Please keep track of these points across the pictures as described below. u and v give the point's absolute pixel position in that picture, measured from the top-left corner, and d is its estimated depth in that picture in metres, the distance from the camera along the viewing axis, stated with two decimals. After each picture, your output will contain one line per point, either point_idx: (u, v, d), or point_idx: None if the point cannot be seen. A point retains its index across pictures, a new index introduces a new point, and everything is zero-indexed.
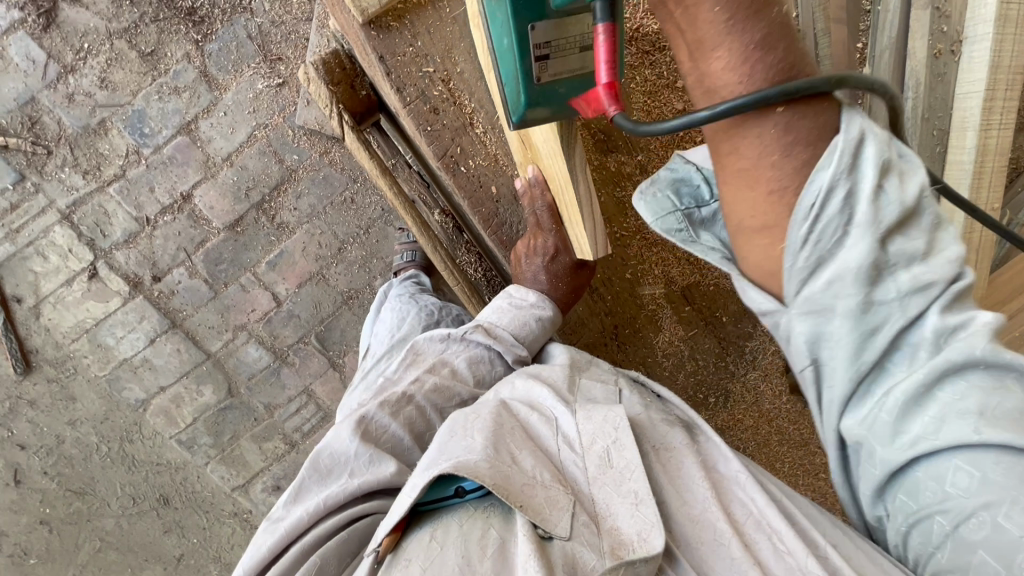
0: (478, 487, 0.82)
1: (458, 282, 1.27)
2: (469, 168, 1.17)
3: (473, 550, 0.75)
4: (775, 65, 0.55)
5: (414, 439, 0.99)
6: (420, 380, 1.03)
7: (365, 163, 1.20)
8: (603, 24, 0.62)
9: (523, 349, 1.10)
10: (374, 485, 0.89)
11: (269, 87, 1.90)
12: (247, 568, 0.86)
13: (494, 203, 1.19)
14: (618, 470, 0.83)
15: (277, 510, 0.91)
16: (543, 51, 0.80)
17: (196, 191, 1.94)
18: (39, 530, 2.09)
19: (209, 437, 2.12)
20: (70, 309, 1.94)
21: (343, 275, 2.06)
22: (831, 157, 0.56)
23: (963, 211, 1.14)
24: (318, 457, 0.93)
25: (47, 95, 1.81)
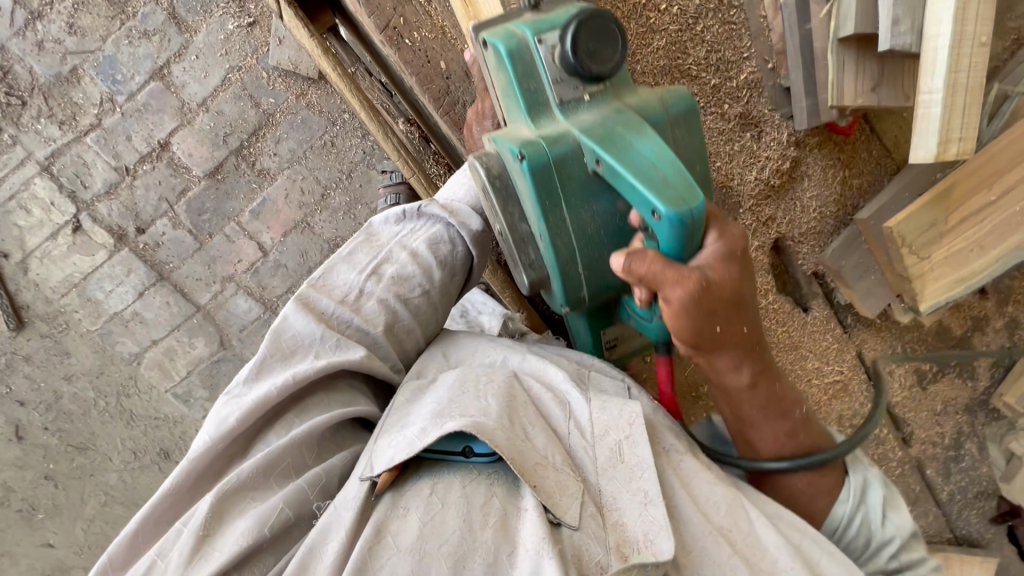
0: (488, 452, 0.79)
1: (414, 174, 1.21)
2: (415, 42, 1.09)
3: (475, 517, 0.74)
4: (781, 424, 0.84)
5: (387, 327, 0.95)
6: (378, 272, 0.98)
7: (306, 44, 1.09)
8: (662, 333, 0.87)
9: (478, 221, 1.03)
10: (346, 367, 0.88)
11: (239, 27, 1.86)
12: (206, 446, 0.83)
13: (443, 80, 1.09)
14: (629, 464, 0.79)
15: (234, 386, 0.87)
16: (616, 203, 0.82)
17: (174, 139, 1.91)
18: (45, 485, 2.13)
19: (205, 390, 2.12)
20: (58, 263, 1.95)
21: (327, 222, 2.03)
22: (847, 496, 0.85)
23: (944, 49, 0.94)
24: (277, 333, 0.89)
25: (17, 43, 1.79)
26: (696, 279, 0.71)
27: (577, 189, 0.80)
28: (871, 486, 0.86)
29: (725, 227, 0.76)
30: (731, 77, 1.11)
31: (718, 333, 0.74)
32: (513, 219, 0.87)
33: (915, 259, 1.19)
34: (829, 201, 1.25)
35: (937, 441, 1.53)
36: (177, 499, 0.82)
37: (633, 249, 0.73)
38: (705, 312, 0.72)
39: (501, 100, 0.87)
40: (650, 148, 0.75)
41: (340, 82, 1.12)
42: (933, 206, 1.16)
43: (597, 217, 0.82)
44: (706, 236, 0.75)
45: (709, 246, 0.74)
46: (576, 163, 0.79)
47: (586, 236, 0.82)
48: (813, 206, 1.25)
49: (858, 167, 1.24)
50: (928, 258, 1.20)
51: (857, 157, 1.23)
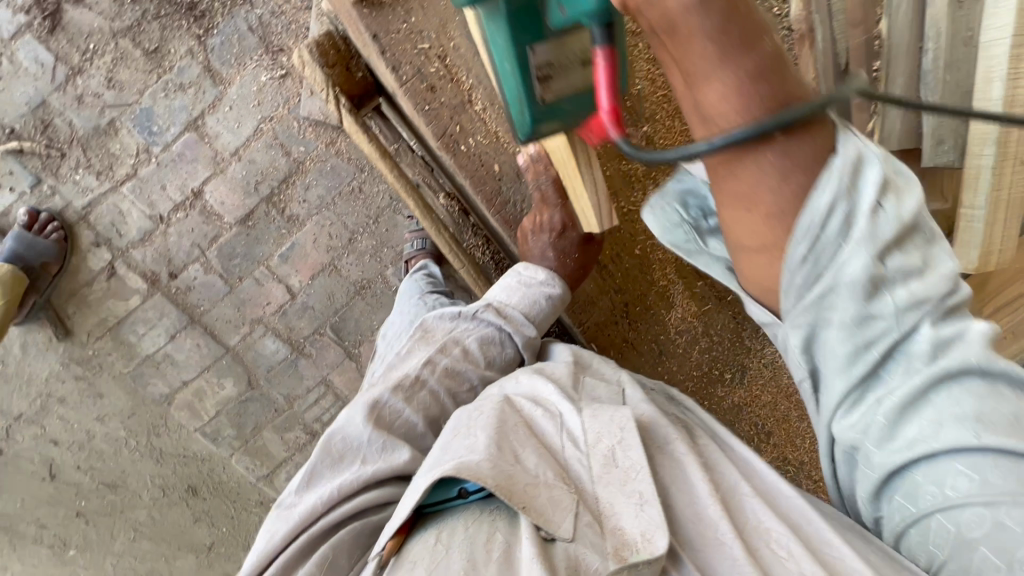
0: (482, 487, 0.82)
1: (464, 265, 1.27)
2: (470, 147, 1.16)
3: (477, 552, 0.75)
4: (758, 61, 0.57)
5: (429, 422, 0.98)
6: (432, 362, 1.01)
7: (364, 146, 1.18)
8: (601, 46, 0.67)
9: (533, 329, 1.09)
10: (390, 473, 0.89)
11: (272, 79, 1.90)
12: (261, 554, 0.87)
13: (496, 181, 1.18)
14: (624, 469, 0.81)
15: (287, 496, 0.91)
16: (544, 73, 0.81)
17: (207, 187, 1.95)
18: (76, 521, 2.17)
19: (232, 429, 2.15)
20: (93, 308, 1.99)
21: (354, 265, 2.06)
22: (829, 181, 0.57)
23: (988, 168, 1.03)
24: (333, 440, 0.92)
25: (57, 97, 1.83)
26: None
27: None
28: (866, 161, 0.58)
29: None
30: None
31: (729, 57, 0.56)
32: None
33: None
34: None
35: None
36: None
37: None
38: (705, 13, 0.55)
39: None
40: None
41: (397, 183, 1.19)
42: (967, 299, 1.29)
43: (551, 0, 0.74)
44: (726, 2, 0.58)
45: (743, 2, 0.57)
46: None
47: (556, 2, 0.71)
48: None
49: None
50: None
51: None
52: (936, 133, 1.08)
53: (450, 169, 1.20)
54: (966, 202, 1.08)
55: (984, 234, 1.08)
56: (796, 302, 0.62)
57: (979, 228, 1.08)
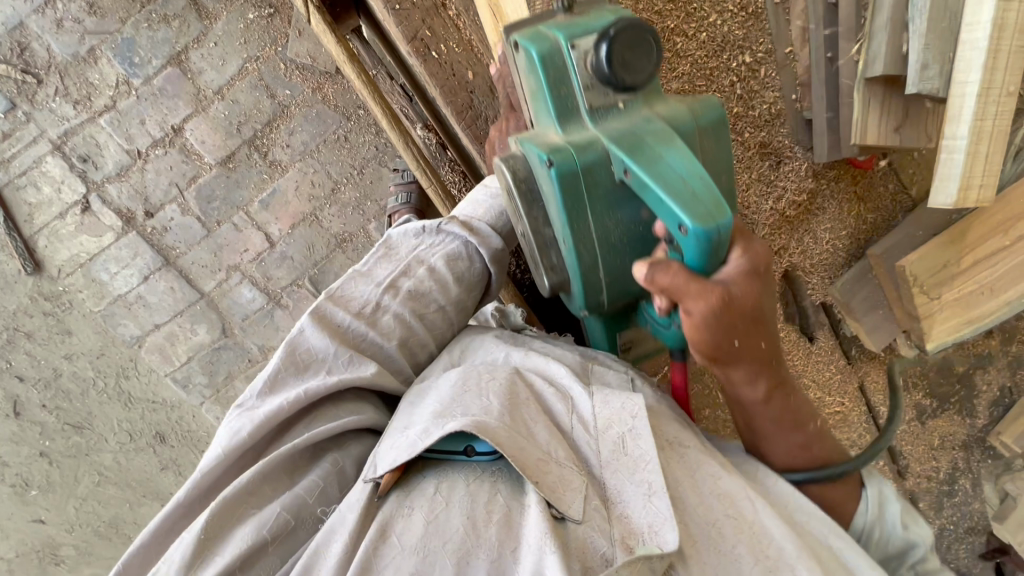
0: (489, 450, 0.81)
1: (431, 184, 1.23)
2: (441, 55, 1.11)
3: (479, 514, 0.75)
4: (794, 434, 0.86)
5: (400, 342, 0.96)
6: (395, 285, 0.97)
7: (332, 49, 1.12)
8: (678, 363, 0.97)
9: (501, 242, 1.04)
10: (355, 385, 0.88)
11: (260, 17, 1.86)
12: (216, 460, 0.83)
13: (467, 93, 1.12)
14: (632, 458, 0.80)
15: (247, 398, 0.87)
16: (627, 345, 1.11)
17: (187, 125, 1.91)
18: (39, 462, 2.13)
19: (204, 376, 2.12)
20: (65, 242, 1.95)
21: (336, 216, 2.03)
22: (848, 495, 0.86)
23: (972, 96, 1.01)
24: (295, 348, 0.90)
25: (35, 20, 1.78)
26: (719, 294, 0.72)
27: (604, 195, 0.81)
28: (886, 501, 0.87)
29: (750, 244, 0.76)
30: (752, 106, 1.20)
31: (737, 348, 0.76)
32: (537, 221, 0.88)
33: (924, 299, 1.29)
34: (841, 234, 1.33)
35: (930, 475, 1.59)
36: (193, 507, 0.83)
37: (655, 260, 0.74)
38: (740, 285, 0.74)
39: (530, 104, 0.88)
40: (679, 161, 0.74)
41: (363, 89, 1.15)
42: (946, 246, 1.26)
43: (622, 226, 0.83)
44: (729, 254, 0.75)
45: (732, 261, 0.75)
46: (603, 171, 0.80)
47: (609, 244, 0.83)
48: (826, 238, 1.32)
49: (873, 201, 1.31)
50: (936, 300, 1.29)
51: (873, 194, 1.30)
52: (922, 60, 1.02)
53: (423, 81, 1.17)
54: (948, 133, 1.05)
55: (962, 168, 1.05)
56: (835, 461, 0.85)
57: (959, 161, 1.05)
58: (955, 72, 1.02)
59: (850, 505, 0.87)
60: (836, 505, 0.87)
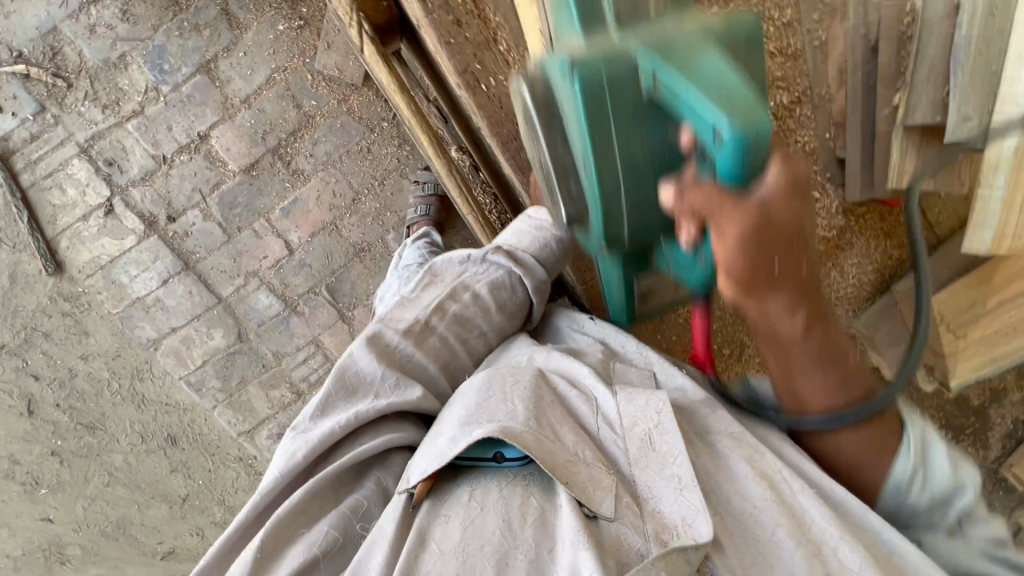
0: (518, 455, 0.82)
1: (472, 212, 1.28)
2: (490, 86, 1.14)
3: (515, 517, 0.77)
4: (851, 388, 0.83)
5: (442, 367, 0.98)
6: (442, 308, 1.00)
7: (382, 77, 1.18)
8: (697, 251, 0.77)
9: (543, 273, 1.07)
10: (405, 407, 0.90)
11: (290, 29, 1.89)
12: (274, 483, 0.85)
13: (514, 125, 1.15)
14: (661, 452, 0.83)
15: (301, 421, 0.90)
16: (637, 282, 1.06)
17: (214, 132, 1.93)
18: (50, 461, 2.13)
19: (218, 381, 2.13)
20: (86, 244, 1.96)
21: (356, 226, 2.04)
22: (905, 449, 0.84)
23: (1009, 147, 1.03)
24: (344, 372, 0.92)
25: (69, 25, 1.81)
26: (755, 210, 0.66)
27: (627, 113, 0.74)
28: (932, 443, 0.85)
29: (788, 156, 0.67)
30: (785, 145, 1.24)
31: (777, 270, 0.71)
32: (556, 145, 0.82)
33: (950, 336, 1.30)
34: (868, 270, 1.35)
35: None
36: (250, 528, 0.85)
37: (682, 182, 0.72)
38: (769, 196, 0.66)
39: (550, 13, 0.86)
40: (717, 68, 0.65)
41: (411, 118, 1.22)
42: (974, 284, 1.28)
43: (647, 143, 0.76)
44: (767, 166, 0.66)
45: (771, 173, 0.66)
46: (631, 88, 0.72)
47: (634, 169, 0.77)
48: (852, 271, 1.34)
49: (899, 237, 1.34)
50: (962, 337, 1.29)
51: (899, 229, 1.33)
52: (959, 109, 1.04)
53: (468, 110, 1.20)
54: (984, 181, 1.06)
55: (998, 217, 1.07)
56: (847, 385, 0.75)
57: (994, 210, 1.06)
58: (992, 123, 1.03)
59: (919, 489, 0.84)
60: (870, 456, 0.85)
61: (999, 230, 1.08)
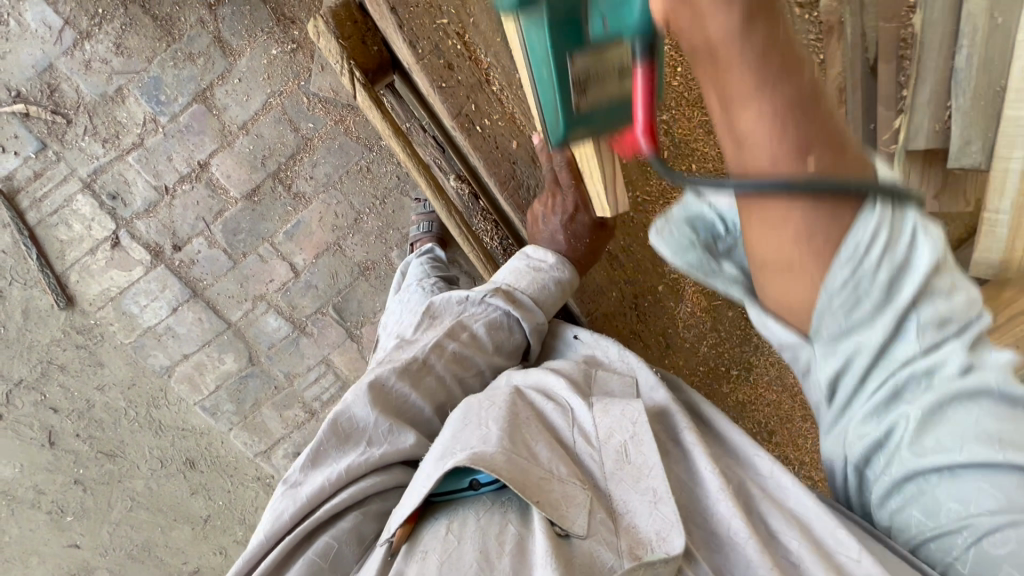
0: (493, 480, 0.83)
1: (472, 248, 1.28)
2: (485, 127, 1.17)
3: (490, 544, 0.76)
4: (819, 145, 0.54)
5: (438, 408, 0.98)
6: (441, 345, 0.99)
7: (376, 121, 1.20)
8: (641, 63, 0.61)
9: (543, 315, 1.08)
10: (397, 456, 0.90)
11: (283, 52, 1.88)
12: (260, 540, 0.86)
13: (510, 164, 1.18)
14: (637, 465, 0.82)
15: (291, 474, 0.90)
16: (583, 85, 0.68)
17: (213, 160, 1.93)
18: (74, 490, 2.17)
19: (232, 404, 2.15)
20: (95, 278, 1.98)
21: (360, 245, 2.05)
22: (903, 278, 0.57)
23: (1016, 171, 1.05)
24: (335, 421, 0.91)
25: (65, 62, 1.81)
26: None
27: None
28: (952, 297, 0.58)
29: None
30: None
31: None
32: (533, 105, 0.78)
33: None
34: None
35: None
36: None
37: None
38: (749, 45, 0.52)
39: None
40: None
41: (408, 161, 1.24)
42: None
43: None
44: None
45: None
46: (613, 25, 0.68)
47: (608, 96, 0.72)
48: None
49: None
50: None
51: None
52: (963, 134, 1.07)
53: (464, 148, 1.22)
54: (990, 206, 1.10)
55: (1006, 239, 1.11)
56: (836, 314, 0.59)
57: (1002, 234, 1.10)
58: (999, 148, 1.06)
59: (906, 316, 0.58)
60: (786, 104, 0.53)
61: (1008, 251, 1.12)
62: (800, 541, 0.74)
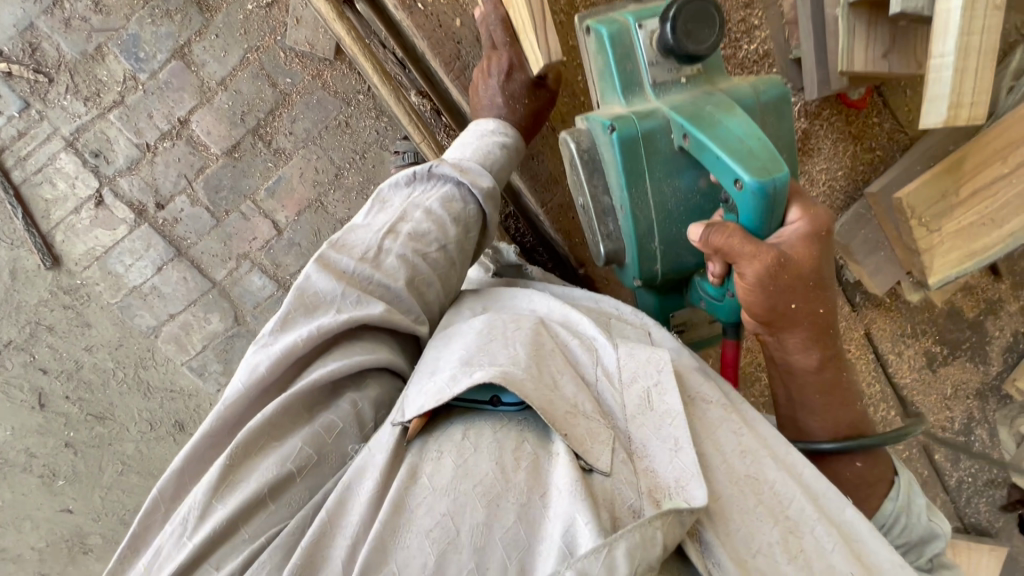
0: (516, 401, 0.82)
1: (425, 139, 1.36)
2: (427, 7, 1.23)
3: (508, 459, 0.77)
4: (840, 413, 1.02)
5: (407, 281, 0.97)
6: (394, 230, 1.00)
7: (327, 12, 1.30)
8: (731, 341, 1.12)
9: (490, 180, 1.07)
10: (366, 320, 0.90)
11: (258, 8, 1.92)
12: (239, 392, 0.86)
13: (455, 44, 1.24)
14: (658, 412, 0.84)
15: (262, 336, 0.90)
16: (681, 326, 1.27)
17: (194, 116, 1.96)
18: (65, 453, 2.18)
19: (218, 364, 2.15)
20: (81, 237, 2.01)
21: (341, 201, 2.05)
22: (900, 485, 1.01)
23: (956, 10, 1.04)
24: (299, 290, 0.91)
25: (45, 21, 1.85)
26: (774, 254, 0.89)
27: (664, 168, 1.00)
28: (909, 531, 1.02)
29: (809, 207, 0.93)
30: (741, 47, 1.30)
31: (792, 307, 0.93)
32: (597, 190, 1.07)
33: (925, 230, 1.33)
34: (839, 173, 1.41)
35: (946, 424, 1.62)
36: (220, 438, 0.86)
37: (712, 223, 0.91)
38: (804, 258, 0.91)
39: (595, 80, 1.08)
40: (739, 127, 0.92)
41: (358, 50, 1.32)
42: (943, 177, 1.31)
43: (677, 193, 1.02)
44: (788, 214, 0.93)
45: (793, 218, 0.93)
46: (662, 138, 0.99)
47: (666, 212, 1.03)
48: (823, 177, 1.41)
49: (868, 141, 1.40)
50: (936, 231, 1.33)
51: (870, 130, 1.39)
52: None
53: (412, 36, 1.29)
54: (935, 51, 1.07)
55: (951, 86, 1.06)
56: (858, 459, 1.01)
57: (947, 79, 1.06)
58: None
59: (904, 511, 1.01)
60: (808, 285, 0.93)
61: (954, 103, 1.06)
62: (834, 545, 0.82)
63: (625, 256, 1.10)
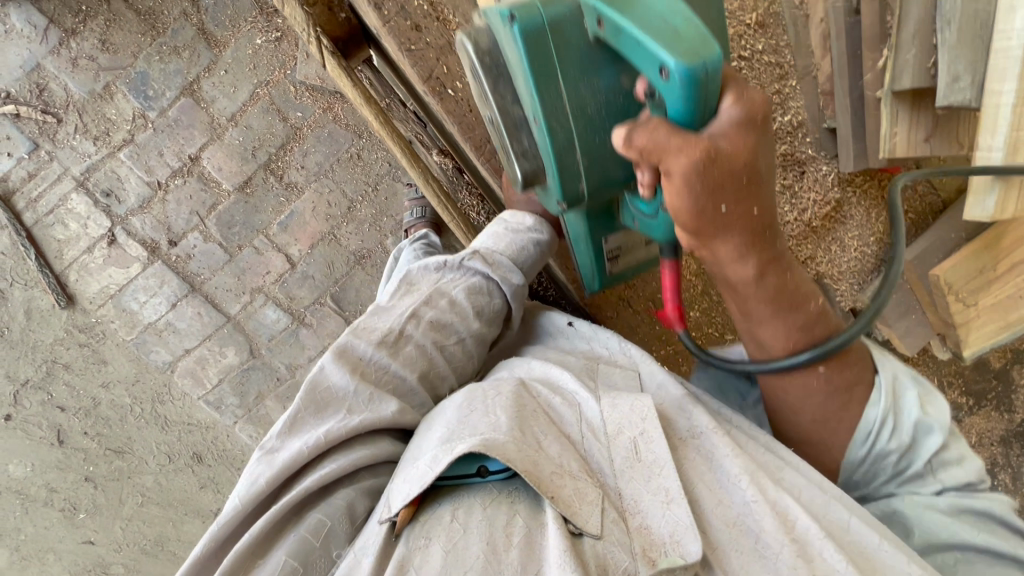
0: (503, 468, 0.78)
1: (453, 218, 1.33)
2: (456, 91, 1.22)
3: (499, 536, 0.72)
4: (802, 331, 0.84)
5: (421, 374, 0.97)
6: (417, 315, 1.00)
7: (347, 90, 1.22)
8: (667, 259, 0.95)
9: (520, 277, 1.10)
10: (378, 423, 0.88)
11: (267, 42, 1.89)
12: (236, 509, 0.82)
13: (486, 128, 1.24)
14: (647, 462, 0.81)
15: (267, 441, 0.87)
16: (615, 254, 1.10)
17: (204, 153, 1.94)
18: (85, 487, 2.18)
19: (235, 397, 2.14)
20: (94, 276, 2.00)
21: (354, 234, 2.03)
22: None
23: (1007, 105, 1.10)
24: (308, 390, 0.89)
25: (52, 61, 1.83)
26: (703, 147, 0.71)
27: (576, 64, 0.79)
28: None
29: (743, 90, 0.72)
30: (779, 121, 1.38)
31: (723, 212, 0.75)
32: (506, 104, 0.88)
33: (961, 307, 1.42)
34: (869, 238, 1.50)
35: None
36: (209, 562, 0.82)
37: (630, 123, 0.75)
38: (740, 149, 0.72)
39: None
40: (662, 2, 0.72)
41: (382, 130, 1.24)
42: (980, 253, 1.39)
43: (597, 93, 0.81)
44: (721, 101, 0.72)
45: (726, 105, 0.72)
46: (573, 27, 0.78)
47: (586, 118, 0.82)
48: (855, 243, 1.49)
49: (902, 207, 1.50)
50: (973, 306, 1.42)
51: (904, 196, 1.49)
52: (952, 69, 1.15)
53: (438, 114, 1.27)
54: (982, 145, 1.15)
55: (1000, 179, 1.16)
56: None
57: (996, 173, 1.16)
58: (990, 80, 1.12)
59: None
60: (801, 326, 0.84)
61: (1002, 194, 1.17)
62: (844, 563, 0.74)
63: (545, 176, 0.91)
